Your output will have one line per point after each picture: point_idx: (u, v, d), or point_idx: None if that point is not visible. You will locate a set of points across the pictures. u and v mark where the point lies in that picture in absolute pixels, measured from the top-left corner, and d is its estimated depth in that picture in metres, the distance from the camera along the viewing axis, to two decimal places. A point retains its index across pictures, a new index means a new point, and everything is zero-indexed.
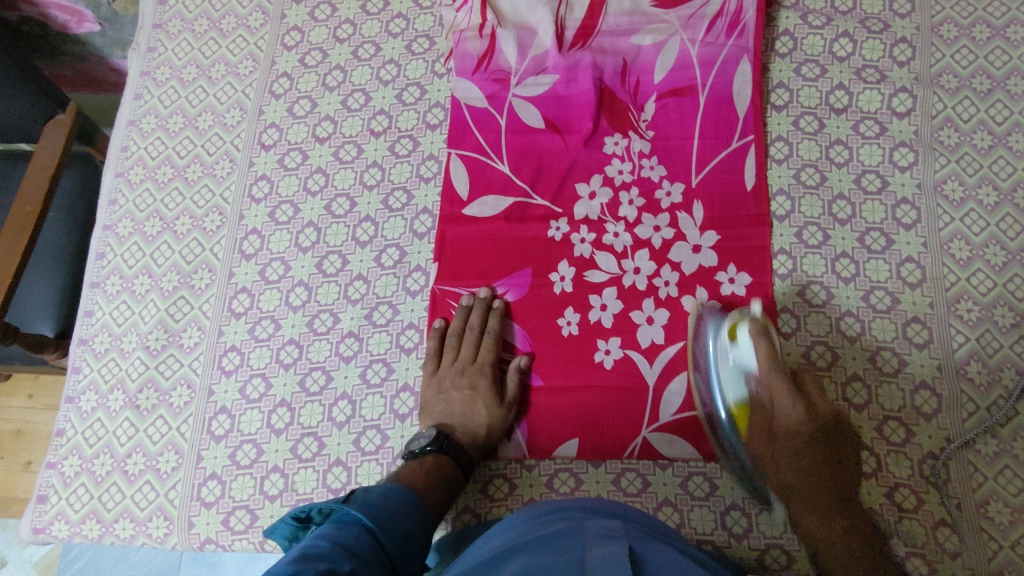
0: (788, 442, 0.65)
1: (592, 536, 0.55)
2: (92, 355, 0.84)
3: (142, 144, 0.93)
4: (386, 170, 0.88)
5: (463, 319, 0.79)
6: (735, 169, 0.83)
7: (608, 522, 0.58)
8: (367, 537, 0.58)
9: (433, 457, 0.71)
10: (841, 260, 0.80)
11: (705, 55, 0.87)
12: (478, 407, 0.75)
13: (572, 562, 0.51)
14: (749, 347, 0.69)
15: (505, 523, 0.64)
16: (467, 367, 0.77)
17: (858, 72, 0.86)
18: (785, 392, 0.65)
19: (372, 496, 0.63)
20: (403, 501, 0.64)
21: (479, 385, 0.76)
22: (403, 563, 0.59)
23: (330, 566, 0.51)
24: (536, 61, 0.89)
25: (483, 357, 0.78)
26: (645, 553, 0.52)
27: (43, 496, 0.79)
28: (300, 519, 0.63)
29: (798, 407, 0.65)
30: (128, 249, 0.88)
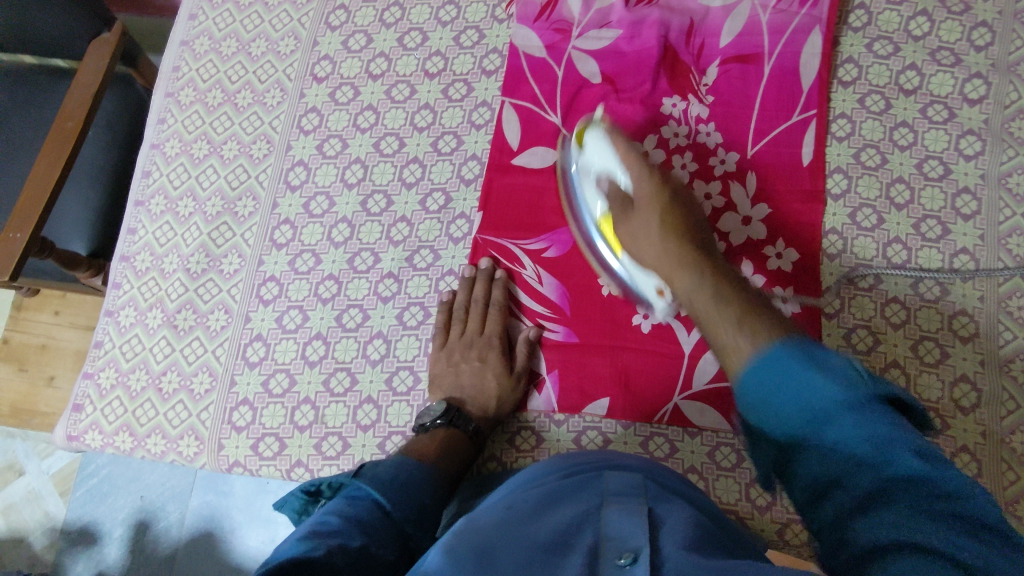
0: (658, 248, 0.65)
1: (614, 488, 0.55)
2: (133, 272, 0.85)
3: (194, 66, 0.92)
4: (437, 113, 0.86)
5: (468, 291, 0.79)
6: (793, 143, 0.81)
7: (630, 477, 0.57)
8: (378, 510, 0.57)
9: (444, 429, 0.72)
10: (893, 245, 0.78)
11: (776, 23, 0.84)
12: (488, 378, 0.75)
13: (591, 513, 0.50)
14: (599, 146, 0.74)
15: (525, 473, 0.63)
16: (475, 340, 0.77)
17: (933, 53, 0.83)
18: (648, 199, 0.68)
19: (382, 469, 0.62)
20: (414, 471, 0.63)
21: (489, 357, 0.76)
22: (414, 531, 0.58)
23: (342, 539, 0.50)
24: (600, 15, 0.86)
25: (491, 329, 0.78)
26: (665, 510, 0.51)
27: (78, 405, 0.81)
28: (309, 494, 0.65)
29: (648, 180, 0.69)
30: (174, 170, 0.88)
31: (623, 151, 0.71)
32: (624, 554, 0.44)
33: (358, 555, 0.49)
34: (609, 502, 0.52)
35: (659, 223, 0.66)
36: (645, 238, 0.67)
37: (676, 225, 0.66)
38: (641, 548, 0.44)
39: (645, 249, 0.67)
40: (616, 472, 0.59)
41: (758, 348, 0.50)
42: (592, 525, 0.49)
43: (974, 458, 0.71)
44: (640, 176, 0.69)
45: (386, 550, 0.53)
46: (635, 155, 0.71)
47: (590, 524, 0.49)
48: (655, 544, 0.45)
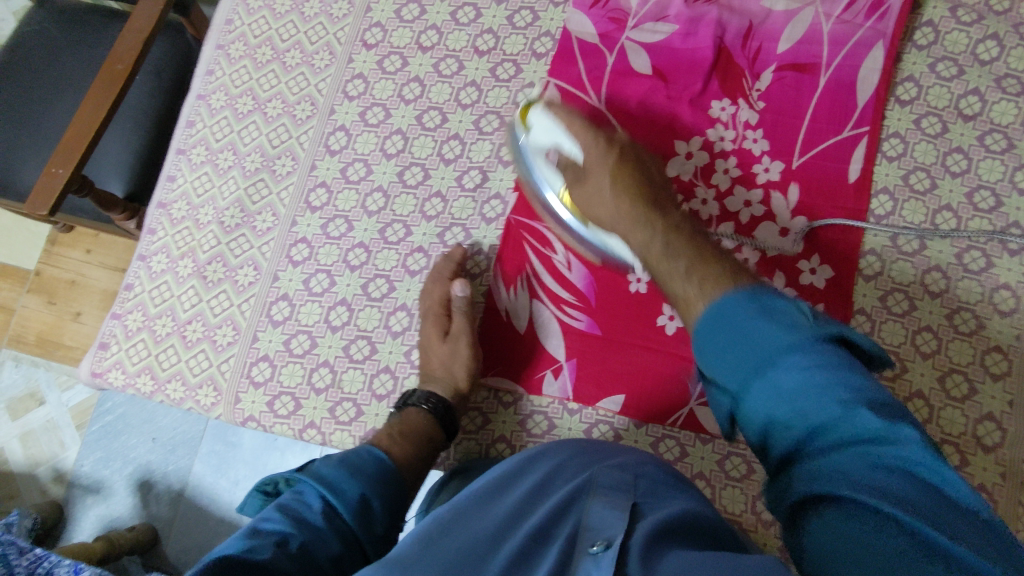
0: (611, 200, 0.68)
1: (602, 481, 0.53)
2: (169, 220, 0.86)
3: (247, 20, 0.92)
4: (483, 91, 0.85)
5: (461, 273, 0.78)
6: (841, 159, 0.79)
7: (619, 472, 0.56)
8: (324, 506, 0.56)
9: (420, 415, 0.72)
10: (933, 273, 0.76)
11: (838, 33, 0.82)
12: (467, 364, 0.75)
13: (574, 504, 0.50)
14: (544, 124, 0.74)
15: (515, 458, 0.63)
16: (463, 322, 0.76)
17: (999, 80, 0.80)
18: (602, 168, 0.70)
19: (329, 463, 0.60)
20: (367, 465, 0.61)
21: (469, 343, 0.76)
22: (365, 531, 0.57)
23: (284, 536, 0.51)
24: (658, 8, 0.85)
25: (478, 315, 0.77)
26: (651, 507, 0.50)
27: (104, 343, 0.83)
28: (268, 492, 0.65)
29: (605, 150, 0.71)
30: (217, 122, 0.88)
31: (577, 125, 0.73)
32: (598, 542, 0.43)
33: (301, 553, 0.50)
34: (594, 494, 0.51)
35: (610, 185, 0.68)
36: (592, 186, 0.70)
37: (635, 189, 0.67)
38: (616, 536, 0.43)
39: (608, 208, 0.68)
40: (609, 466, 0.58)
41: (720, 290, 0.54)
42: (573, 516, 0.48)
43: (989, 497, 0.70)
44: (598, 153, 0.71)
45: (332, 548, 0.53)
46: (587, 130, 0.72)
47: (571, 515, 0.48)
48: (631, 536, 0.44)
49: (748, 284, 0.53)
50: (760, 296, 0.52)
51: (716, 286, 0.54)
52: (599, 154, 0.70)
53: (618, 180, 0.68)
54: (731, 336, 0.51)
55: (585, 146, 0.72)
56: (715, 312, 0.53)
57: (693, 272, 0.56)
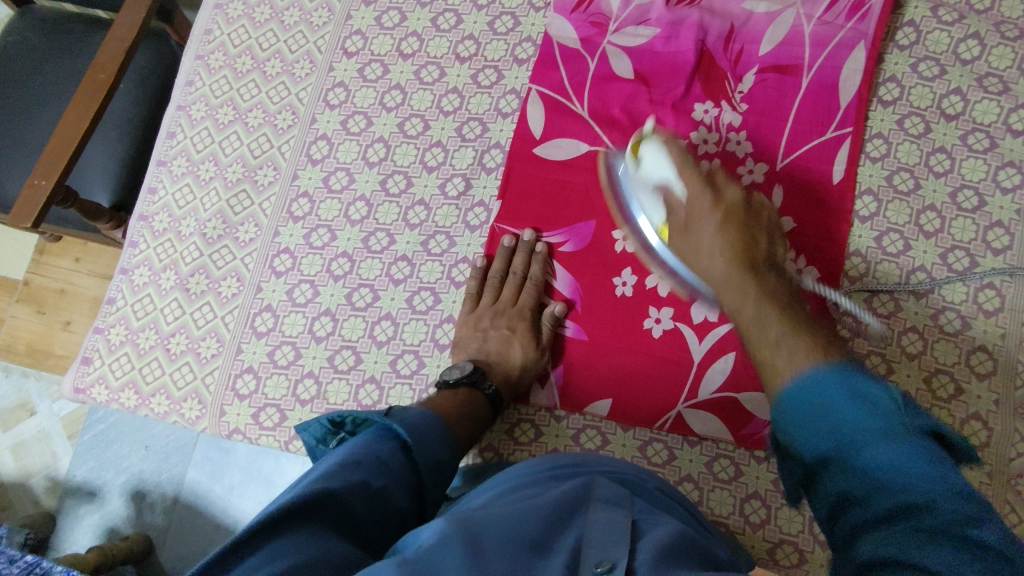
0: (710, 254, 0.63)
1: (599, 496, 0.54)
2: (150, 232, 0.85)
3: (226, 30, 0.91)
4: (465, 98, 0.85)
5: (505, 261, 0.79)
6: (825, 160, 0.79)
7: (617, 487, 0.57)
8: (402, 455, 0.59)
9: (465, 390, 0.71)
10: (917, 273, 0.76)
11: (820, 34, 0.82)
12: (513, 347, 0.75)
13: (574, 520, 0.50)
14: (658, 159, 0.69)
15: (515, 469, 0.63)
16: (506, 309, 0.77)
17: (981, 79, 0.80)
18: (701, 216, 0.65)
19: (410, 416, 0.63)
20: (439, 427, 0.64)
21: (517, 327, 0.76)
22: (431, 488, 0.60)
23: (365, 478, 0.53)
24: (639, 11, 0.84)
25: (524, 301, 0.78)
26: (650, 523, 0.51)
27: (88, 358, 0.82)
28: (334, 424, 0.66)
29: (710, 199, 0.65)
30: (198, 133, 0.88)
31: (681, 160, 0.67)
32: (603, 562, 0.43)
33: (377, 497, 0.53)
34: (593, 511, 0.51)
35: (715, 228, 0.63)
36: (700, 202, 0.65)
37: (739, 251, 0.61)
38: (619, 558, 0.44)
39: (700, 272, 0.64)
40: (606, 481, 0.58)
41: (818, 359, 0.48)
42: (575, 532, 0.48)
43: None
44: (707, 248, 0.63)
45: (403, 497, 0.56)
46: (690, 168, 0.67)
47: (572, 531, 0.48)
48: (636, 555, 0.44)
49: (838, 356, 0.49)
50: (848, 371, 0.46)
51: (814, 353, 0.49)
52: (686, 239, 0.66)
53: (726, 231, 0.63)
54: (805, 395, 0.46)
55: (685, 185, 0.66)
56: (790, 396, 0.47)
57: (790, 336, 0.52)
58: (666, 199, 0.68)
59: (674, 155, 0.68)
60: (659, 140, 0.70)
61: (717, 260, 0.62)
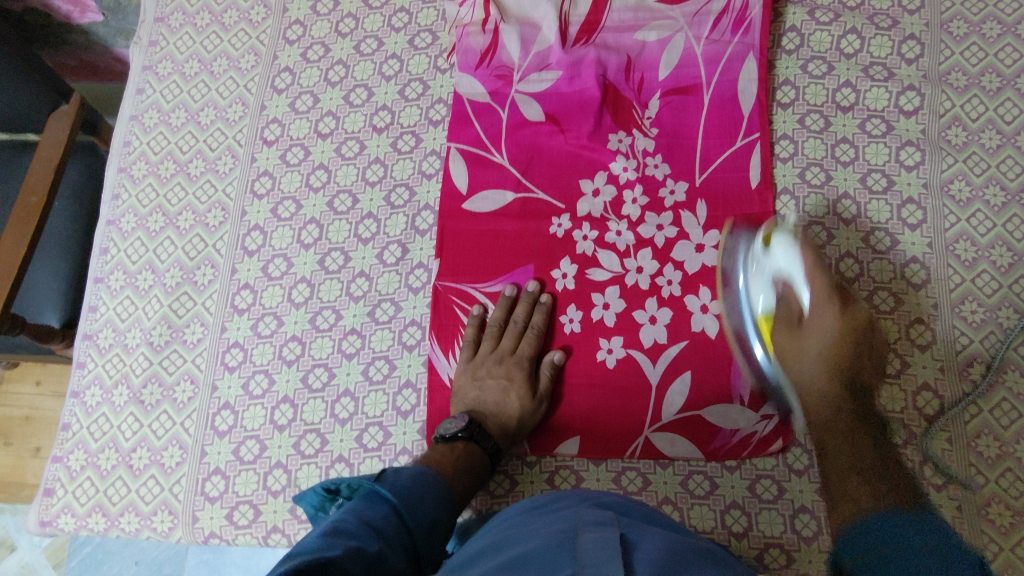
0: (817, 364, 0.67)
1: (585, 520, 0.54)
2: (96, 350, 0.85)
3: (145, 139, 0.93)
4: (388, 166, 0.87)
5: (506, 310, 0.79)
6: (739, 168, 0.82)
7: (601, 510, 0.57)
8: (394, 518, 0.59)
9: (463, 444, 0.71)
10: (845, 259, 0.79)
11: (711, 52, 0.86)
12: (511, 398, 0.75)
13: (565, 546, 0.50)
14: (786, 256, 0.71)
15: (502, 516, 0.63)
16: (505, 358, 0.77)
17: (866, 69, 0.85)
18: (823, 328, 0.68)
19: (402, 477, 0.63)
20: (432, 486, 0.64)
21: (515, 377, 0.76)
22: (427, 548, 0.59)
23: (359, 544, 0.52)
24: (539, 57, 0.88)
25: (524, 350, 0.78)
26: (639, 537, 0.52)
27: (49, 489, 0.80)
28: (329, 491, 0.67)
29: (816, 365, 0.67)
30: (131, 245, 0.88)
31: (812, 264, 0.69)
32: None
33: (374, 559, 0.52)
34: (581, 535, 0.51)
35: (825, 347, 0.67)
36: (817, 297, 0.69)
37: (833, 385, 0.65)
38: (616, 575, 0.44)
39: (800, 365, 0.68)
40: (587, 506, 0.59)
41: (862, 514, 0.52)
42: (569, 553, 0.48)
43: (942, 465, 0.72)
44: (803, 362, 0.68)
45: (398, 559, 0.55)
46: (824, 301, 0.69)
47: (566, 552, 0.48)
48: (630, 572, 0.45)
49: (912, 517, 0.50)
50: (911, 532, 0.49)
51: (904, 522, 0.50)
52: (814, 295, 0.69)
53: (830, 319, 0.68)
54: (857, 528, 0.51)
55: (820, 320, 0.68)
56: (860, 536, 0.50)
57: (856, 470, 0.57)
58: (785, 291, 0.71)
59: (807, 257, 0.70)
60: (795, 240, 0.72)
61: (815, 368, 0.66)
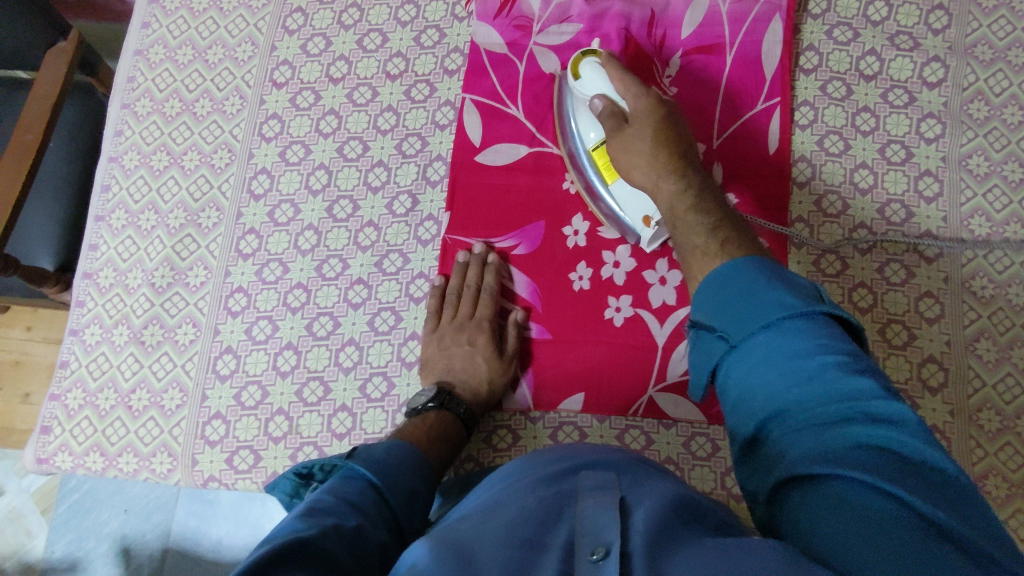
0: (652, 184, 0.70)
1: (585, 483, 0.53)
2: (96, 290, 0.83)
3: (150, 76, 0.90)
4: (401, 114, 0.85)
5: (460, 276, 0.78)
6: (758, 132, 0.81)
7: (603, 472, 0.56)
8: (372, 492, 0.58)
9: (435, 413, 0.71)
10: (859, 230, 0.79)
11: (736, 12, 0.84)
12: (478, 362, 0.75)
13: (564, 513, 0.49)
14: (594, 76, 0.75)
15: (499, 476, 0.62)
16: (466, 323, 0.77)
17: (892, 38, 0.84)
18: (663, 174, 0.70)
19: (375, 453, 0.62)
20: (406, 458, 0.63)
21: (478, 341, 0.76)
22: (407, 518, 0.58)
23: (338, 519, 0.50)
24: (560, 9, 0.85)
25: (482, 313, 0.77)
26: (638, 497, 0.50)
27: (46, 427, 0.79)
28: (301, 476, 0.66)
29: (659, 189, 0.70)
30: (134, 183, 0.86)
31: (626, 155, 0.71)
32: (597, 549, 0.42)
33: (355, 534, 0.50)
34: (580, 500, 0.50)
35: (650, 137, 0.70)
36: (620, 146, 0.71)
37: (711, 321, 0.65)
38: (612, 543, 0.43)
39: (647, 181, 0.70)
40: (589, 469, 0.57)
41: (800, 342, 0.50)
42: (565, 523, 0.47)
43: (942, 437, 0.72)
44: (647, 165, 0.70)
45: (381, 532, 0.54)
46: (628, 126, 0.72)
47: (564, 521, 0.48)
48: (628, 536, 0.44)
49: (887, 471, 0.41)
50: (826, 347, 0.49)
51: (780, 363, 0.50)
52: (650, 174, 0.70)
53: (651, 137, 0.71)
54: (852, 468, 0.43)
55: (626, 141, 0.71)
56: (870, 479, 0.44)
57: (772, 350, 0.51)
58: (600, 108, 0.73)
59: (611, 73, 0.74)
60: (600, 61, 0.75)
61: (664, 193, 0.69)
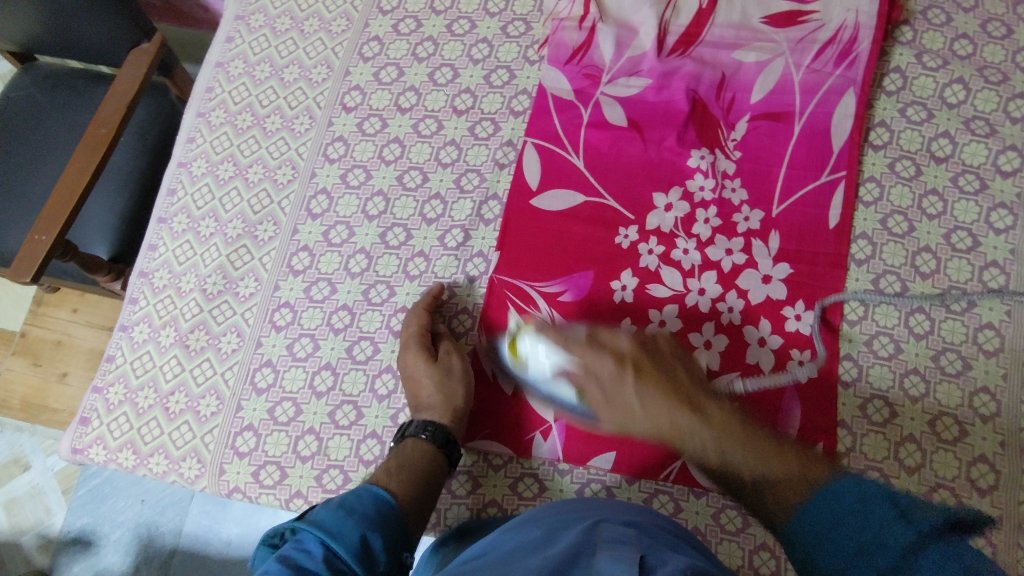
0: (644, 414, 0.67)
1: (603, 537, 0.52)
2: (150, 289, 0.86)
3: (227, 87, 0.93)
4: (463, 150, 0.86)
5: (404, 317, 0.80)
6: (820, 205, 0.80)
7: (624, 529, 0.54)
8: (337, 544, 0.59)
9: (397, 450, 0.72)
10: (916, 314, 0.76)
11: (809, 82, 0.83)
12: (417, 375, 0.74)
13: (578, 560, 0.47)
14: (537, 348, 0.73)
15: (516, 521, 0.61)
16: (401, 347, 0.77)
17: (968, 122, 0.82)
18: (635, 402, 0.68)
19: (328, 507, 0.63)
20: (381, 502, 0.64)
21: (411, 355, 0.75)
22: None
23: None
24: (631, 63, 0.86)
25: (409, 330, 0.77)
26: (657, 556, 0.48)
27: (85, 418, 0.81)
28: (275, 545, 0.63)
29: (611, 364, 0.70)
30: (198, 190, 0.89)
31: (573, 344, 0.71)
32: None
33: None
34: (598, 551, 0.49)
35: (635, 390, 0.68)
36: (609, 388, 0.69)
37: (663, 392, 0.67)
38: None
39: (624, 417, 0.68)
40: (609, 524, 0.56)
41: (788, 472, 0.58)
42: (580, 571, 0.46)
43: (988, 542, 0.68)
44: (598, 362, 0.70)
45: None
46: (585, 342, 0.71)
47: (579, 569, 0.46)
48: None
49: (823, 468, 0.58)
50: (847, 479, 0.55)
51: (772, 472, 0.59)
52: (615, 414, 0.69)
53: (644, 385, 0.68)
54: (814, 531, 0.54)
55: (582, 357, 0.71)
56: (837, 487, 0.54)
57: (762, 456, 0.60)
58: (573, 371, 0.71)
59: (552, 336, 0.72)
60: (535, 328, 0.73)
61: (633, 403, 0.67)
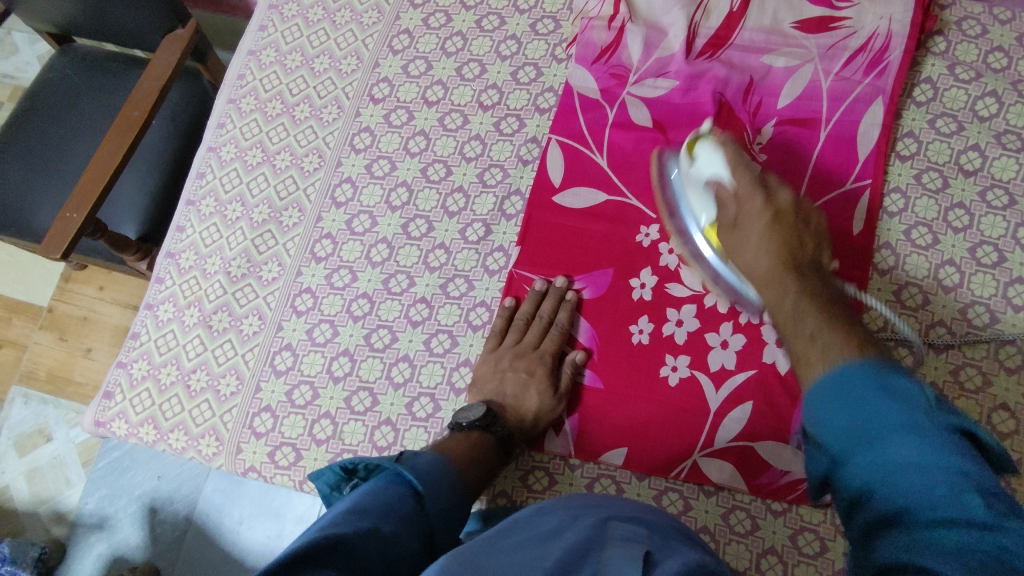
0: (758, 250, 0.64)
1: (615, 532, 0.52)
2: (177, 269, 0.88)
3: (258, 75, 0.95)
4: (487, 144, 0.87)
5: (534, 304, 0.78)
6: (844, 212, 0.79)
7: (635, 526, 0.55)
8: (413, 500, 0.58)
9: (478, 433, 0.70)
10: (936, 327, 0.75)
11: (838, 89, 0.83)
12: (529, 393, 0.74)
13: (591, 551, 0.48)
14: (710, 157, 0.71)
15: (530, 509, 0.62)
16: (527, 352, 0.76)
17: (999, 136, 0.81)
18: (763, 253, 0.64)
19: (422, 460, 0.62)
20: (451, 474, 0.62)
21: (536, 372, 0.75)
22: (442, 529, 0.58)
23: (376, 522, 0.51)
24: (659, 64, 0.86)
25: (547, 346, 0.76)
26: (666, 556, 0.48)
27: (109, 391, 0.84)
28: (347, 470, 0.64)
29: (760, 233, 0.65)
30: (227, 174, 0.90)
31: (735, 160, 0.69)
32: None
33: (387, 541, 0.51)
34: (608, 546, 0.50)
35: (761, 234, 0.65)
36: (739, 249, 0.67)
37: (779, 261, 0.63)
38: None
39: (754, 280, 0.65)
40: (620, 520, 0.56)
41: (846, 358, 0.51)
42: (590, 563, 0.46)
43: None
44: (746, 238, 0.66)
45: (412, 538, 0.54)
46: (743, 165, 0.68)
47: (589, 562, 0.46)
48: None
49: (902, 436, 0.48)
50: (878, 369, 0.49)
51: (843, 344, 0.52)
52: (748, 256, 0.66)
53: (769, 233, 0.64)
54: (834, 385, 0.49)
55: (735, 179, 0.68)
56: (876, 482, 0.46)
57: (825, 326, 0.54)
58: (720, 192, 0.69)
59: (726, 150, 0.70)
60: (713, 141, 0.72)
61: (759, 260, 0.64)
